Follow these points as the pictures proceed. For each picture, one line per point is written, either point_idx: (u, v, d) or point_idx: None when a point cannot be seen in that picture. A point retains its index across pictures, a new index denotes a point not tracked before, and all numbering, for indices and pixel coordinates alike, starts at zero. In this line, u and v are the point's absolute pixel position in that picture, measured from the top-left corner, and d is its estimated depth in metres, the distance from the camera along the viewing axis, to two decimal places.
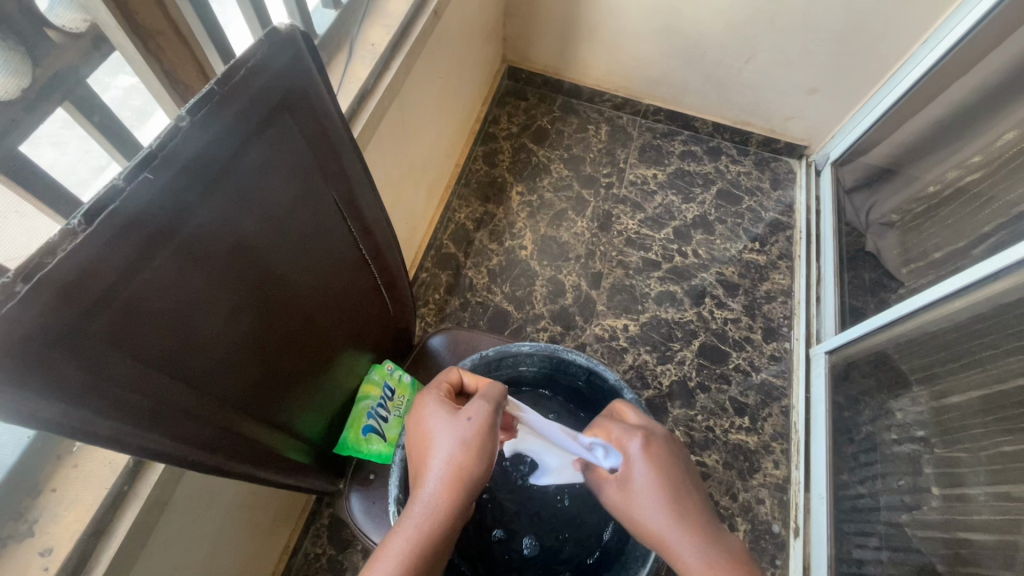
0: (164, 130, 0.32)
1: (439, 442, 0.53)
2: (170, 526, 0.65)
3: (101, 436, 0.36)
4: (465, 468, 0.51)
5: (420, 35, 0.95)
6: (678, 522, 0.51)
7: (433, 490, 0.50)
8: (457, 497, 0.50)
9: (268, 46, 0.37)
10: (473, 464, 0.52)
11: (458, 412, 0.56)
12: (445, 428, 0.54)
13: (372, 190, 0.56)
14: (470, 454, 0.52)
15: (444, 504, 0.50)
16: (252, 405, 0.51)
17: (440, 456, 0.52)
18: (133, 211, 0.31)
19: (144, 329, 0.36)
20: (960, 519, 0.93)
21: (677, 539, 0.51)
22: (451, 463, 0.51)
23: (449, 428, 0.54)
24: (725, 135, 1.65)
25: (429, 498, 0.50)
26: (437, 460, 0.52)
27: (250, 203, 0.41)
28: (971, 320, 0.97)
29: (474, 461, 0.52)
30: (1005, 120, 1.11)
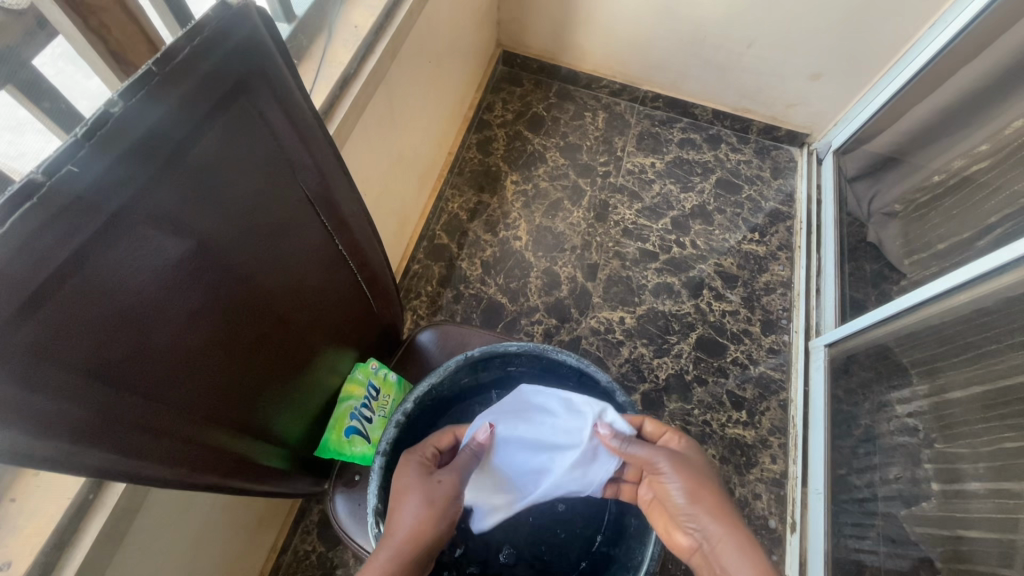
0: (94, 117, 0.29)
1: (409, 500, 0.53)
2: (143, 533, 0.62)
3: (35, 455, 0.33)
4: (429, 532, 0.52)
5: (407, 16, 0.91)
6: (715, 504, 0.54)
7: (397, 543, 0.51)
8: (410, 555, 0.51)
9: (217, 22, 0.33)
10: (436, 524, 0.53)
11: (430, 473, 0.56)
12: (413, 485, 0.54)
13: (347, 182, 0.53)
14: (435, 510, 0.53)
15: (404, 556, 0.51)
16: (220, 413, 0.48)
17: (407, 513, 0.52)
18: (58, 207, 0.28)
19: (82, 338, 0.32)
20: (959, 516, 0.91)
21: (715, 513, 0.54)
22: (413, 529, 0.52)
23: (419, 488, 0.54)
24: (725, 122, 1.61)
25: (391, 547, 0.51)
26: (402, 515, 0.52)
27: (204, 197, 0.38)
28: (975, 315, 0.94)
29: (436, 520, 0.53)
30: (1014, 108, 1.06)
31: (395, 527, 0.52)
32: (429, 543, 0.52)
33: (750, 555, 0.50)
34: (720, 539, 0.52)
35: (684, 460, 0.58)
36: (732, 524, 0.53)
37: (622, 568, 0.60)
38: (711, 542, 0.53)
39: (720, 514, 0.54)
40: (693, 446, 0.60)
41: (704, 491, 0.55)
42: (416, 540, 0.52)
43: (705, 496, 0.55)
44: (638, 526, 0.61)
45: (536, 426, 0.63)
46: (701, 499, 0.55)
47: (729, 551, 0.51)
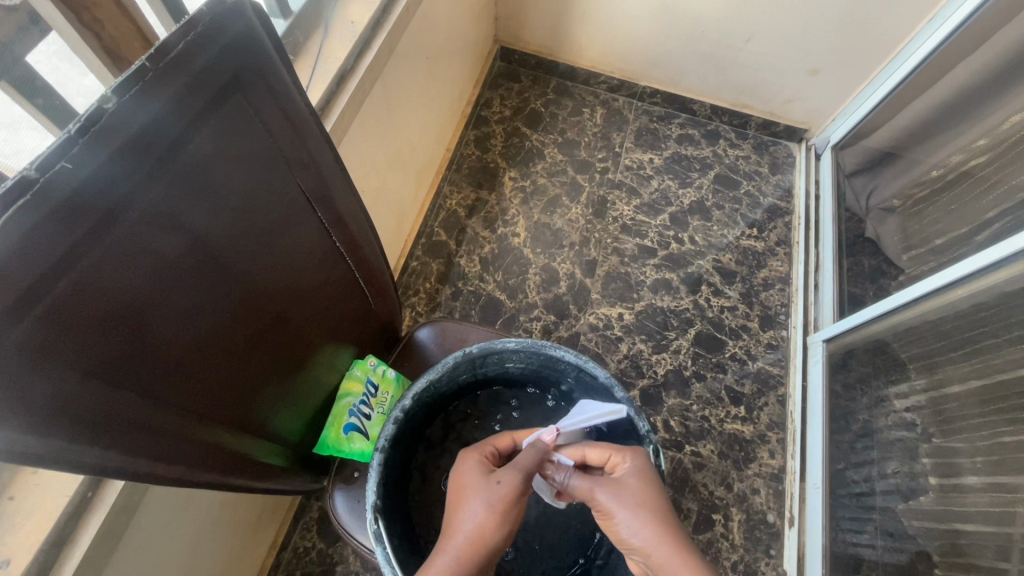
0: (88, 114, 0.29)
1: (471, 505, 0.52)
2: (143, 530, 0.62)
3: (32, 453, 0.33)
4: (491, 534, 0.51)
5: (403, 12, 0.90)
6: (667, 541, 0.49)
7: (458, 550, 0.50)
8: (475, 560, 0.50)
9: (210, 18, 0.33)
10: (499, 530, 0.51)
11: (491, 474, 0.55)
12: (476, 489, 0.53)
13: (343, 178, 0.53)
14: (498, 514, 0.52)
15: (467, 566, 0.49)
16: (218, 410, 0.48)
17: (469, 516, 0.52)
18: (54, 203, 0.28)
19: (80, 335, 0.32)
20: (956, 510, 0.91)
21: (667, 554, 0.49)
22: (474, 531, 0.51)
23: (480, 490, 0.53)
24: (724, 118, 1.60)
25: (452, 553, 0.49)
26: (467, 522, 0.51)
27: (201, 194, 0.38)
28: (972, 309, 0.94)
29: (500, 525, 0.51)
30: (1011, 102, 1.06)
31: (459, 532, 0.51)
32: (489, 552, 0.51)
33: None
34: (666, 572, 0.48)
35: (621, 487, 0.53)
36: (679, 555, 0.48)
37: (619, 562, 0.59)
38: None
39: (666, 543, 0.49)
40: (636, 465, 0.55)
41: (654, 528, 0.50)
42: (476, 548, 0.50)
43: (657, 533, 0.50)
44: None
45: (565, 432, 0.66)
46: (644, 529, 0.50)
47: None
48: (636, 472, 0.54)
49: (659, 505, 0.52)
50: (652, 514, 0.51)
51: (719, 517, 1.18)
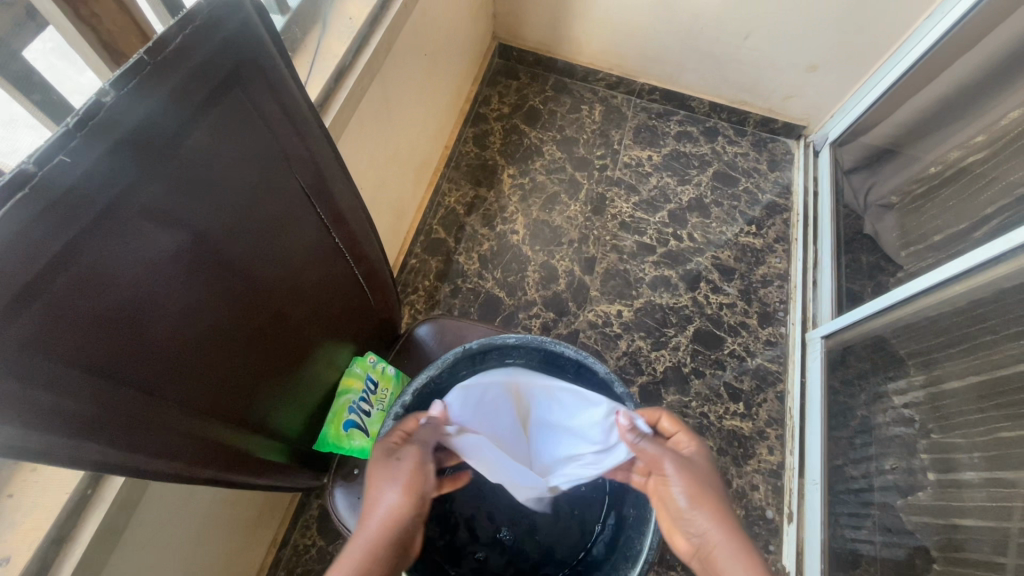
0: (85, 106, 0.29)
1: (383, 488, 0.56)
2: (143, 528, 0.62)
3: (32, 450, 0.33)
4: (404, 507, 0.56)
5: (402, 8, 0.90)
6: (724, 525, 0.55)
7: (375, 531, 0.54)
8: (392, 532, 0.54)
9: (208, 9, 0.33)
10: (409, 501, 0.56)
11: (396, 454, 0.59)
12: (383, 472, 0.57)
13: (343, 174, 0.53)
14: (405, 491, 0.56)
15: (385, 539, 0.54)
16: (218, 406, 0.48)
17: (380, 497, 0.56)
18: (52, 198, 0.28)
19: (77, 333, 0.32)
20: (954, 505, 0.92)
21: (722, 535, 0.55)
22: (387, 508, 0.55)
23: (386, 471, 0.57)
24: (722, 115, 1.60)
25: (370, 535, 0.54)
26: (380, 504, 0.55)
27: (199, 189, 0.38)
28: (971, 305, 0.94)
29: (411, 502, 0.56)
30: (1009, 99, 1.07)
31: (374, 515, 0.55)
32: (404, 528, 0.55)
33: (743, 557, 0.53)
34: (717, 545, 0.54)
35: (689, 464, 0.60)
36: (733, 535, 0.55)
37: (619, 557, 0.60)
38: (708, 549, 0.55)
39: (719, 518, 0.56)
40: (699, 450, 0.62)
41: (712, 507, 0.57)
42: (391, 526, 0.55)
43: (714, 512, 0.56)
44: (635, 515, 0.61)
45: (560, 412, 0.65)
46: (701, 502, 0.57)
47: (725, 553, 0.53)
48: (699, 456, 0.61)
49: (716, 488, 0.59)
50: (708, 493, 0.58)
51: None
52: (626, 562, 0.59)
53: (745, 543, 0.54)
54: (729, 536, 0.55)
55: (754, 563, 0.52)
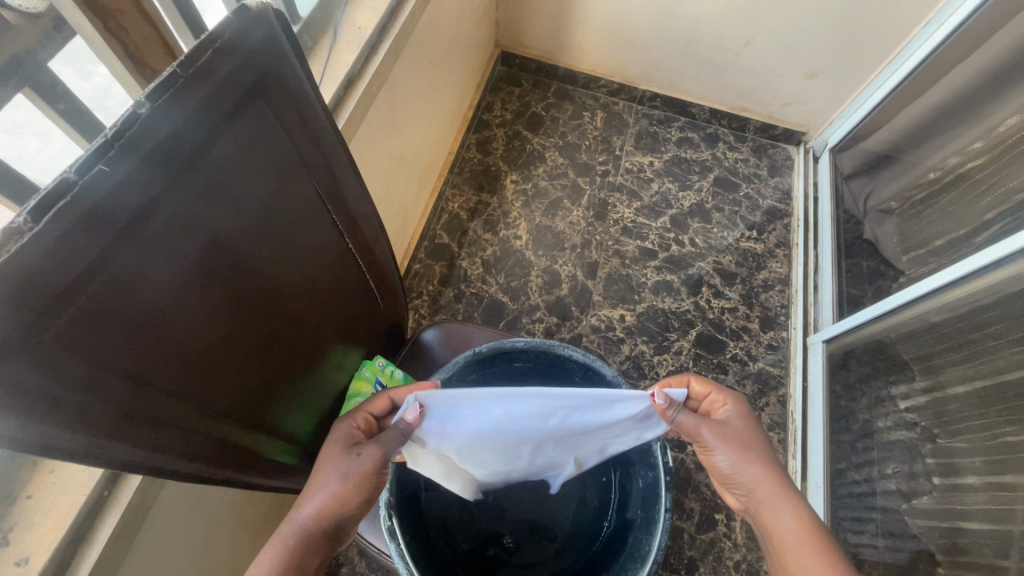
0: (122, 117, 0.30)
1: (328, 478, 0.53)
2: (156, 530, 0.63)
3: (63, 450, 0.34)
4: (343, 506, 0.53)
5: (409, 17, 0.91)
6: (774, 483, 0.55)
7: (307, 521, 0.52)
8: (324, 526, 0.53)
9: (237, 24, 0.34)
10: (352, 500, 0.53)
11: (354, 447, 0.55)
12: (336, 463, 0.54)
13: (357, 181, 0.54)
14: (353, 488, 0.53)
15: (314, 532, 0.52)
16: (236, 408, 0.49)
17: (323, 490, 0.53)
18: (88, 207, 0.29)
19: (108, 335, 0.33)
20: (956, 508, 0.92)
21: (771, 495, 0.54)
22: (327, 503, 0.52)
23: (338, 464, 0.54)
24: (723, 121, 1.62)
25: (302, 522, 0.52)
26: (320, 495, 0.52)
27: (224, 196, 0.39)
28: (974, 310, 0.95)
29: (354, 500, 0.53)
30: (1007, 105, 1.08)
31: (313, 504, 0.53)
32: (340, 519, 0.53)
33: (795, 515, 0.53)
34: (765, 502, 0.54)
35: (727, 430, 0.57)
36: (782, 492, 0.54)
37: (629, 558, 0.61)
38: (754, 507, 0.56)
39: (767, 477, 0.55)
40: (738, 410, 0.59)
41: (756, 462, 0.56)
42: (325, 518, 0.53)
43: (763, 471, 0.55)
44: (643, 516, 0.62)
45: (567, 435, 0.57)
46: (746, 467, 0.56)
47: (772, 510, 0.54)
48: (737, 416, 0.59)
49: (760, 447, 0.57)
50: (750, 454, 0.56)
51: (722, 518, 1.15)
52: (636, 562, 0.59)
53: (794, 499, 0.54)
54: (777, 494, 0.54)
55: (806, 519, 0.52)
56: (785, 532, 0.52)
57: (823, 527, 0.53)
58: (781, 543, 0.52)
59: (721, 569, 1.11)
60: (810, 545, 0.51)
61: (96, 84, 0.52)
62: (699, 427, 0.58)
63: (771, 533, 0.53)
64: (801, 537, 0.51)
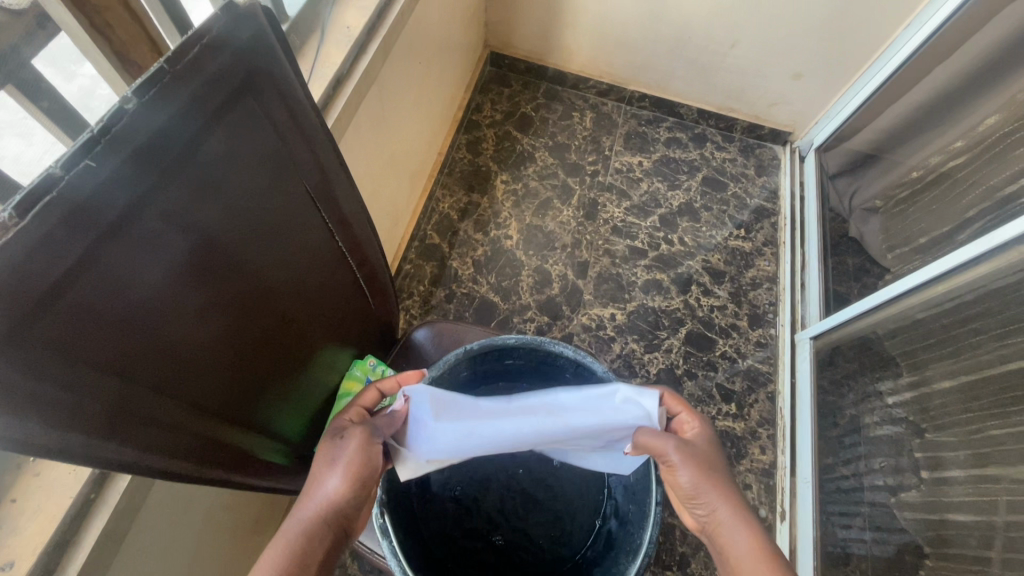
0: (109, 113, 0.30)
1: (324, 471, 0.53)
2: (144, 534, 0.62)
3: (50, 449, 0.34)
4: (341, 495, 0.52)
5: (397, 18, 0.91)
6: (729, 503, 0.55)
7: (308, 517, 0.51)
8: (327, 520, 0.51)
9: (224, 20, 0.34)
10: (349, 488, 0.52)
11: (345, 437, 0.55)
12: (328, 455, 0.54)
13: (347, 179, 0.54)
14: (347, 476, 0.52)
15: (318, 526, 0.51)
16: (226, 406, 0.48)
17: (320, 483, 0.52)
18: (74, 203, 0.29)
19: (96, 334, 0.33)
20: (942, 501, 0.94)
21: (726, 515, 0.55)
22: (326, 494, 0.52)
23: (331, 455, 0.54)
24: (710, 121, 1.64)
25: (304, 520, 0.51)
26: (317, 488, 0.52)
27: (214, 193, 0.39)
28: (957, 305, 0.98)
29: (351, 488, 0.52)
30: (986, 106, 1.12)
31: (312, 500, 0.52)
32: (342, 512, 0.52)
33: (749, 537, 0.53)
34: (723, 518, 0.55)
35: (692, 447, 0.58)
36: (736, 511, 0.55)
37: (621, 553, 0.61)
38: (710, 524, 0.56)
39: (724, 498, 0.55)
40: (702, 430, 0.60)
41: (710, 479, 0.56)
42: (326, 510, 0.52)
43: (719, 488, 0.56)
44: (634, 511, 0.62)
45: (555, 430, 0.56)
46: (704, 483, 0.56)
47: (728, 531, 0.54)
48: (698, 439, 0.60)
49: (721, 470, 0.58)
50: (708, 473, 0.57)
51: None
52: (626, 557, 0.60)
53: (751, 520, 0.54)
54: (733, 513, 0.55)
55: (758, 539, 0.53)
56: (739, 554, 0.53)
57: (775, 548, 0.53)
58: (732, 564, 0.53)
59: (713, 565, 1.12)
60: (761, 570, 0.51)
61: (80, 84, 0.52)
62: (665, 443, 0.56)
63: (724, 552, 0.54)
64: (753, 560, 0.52)
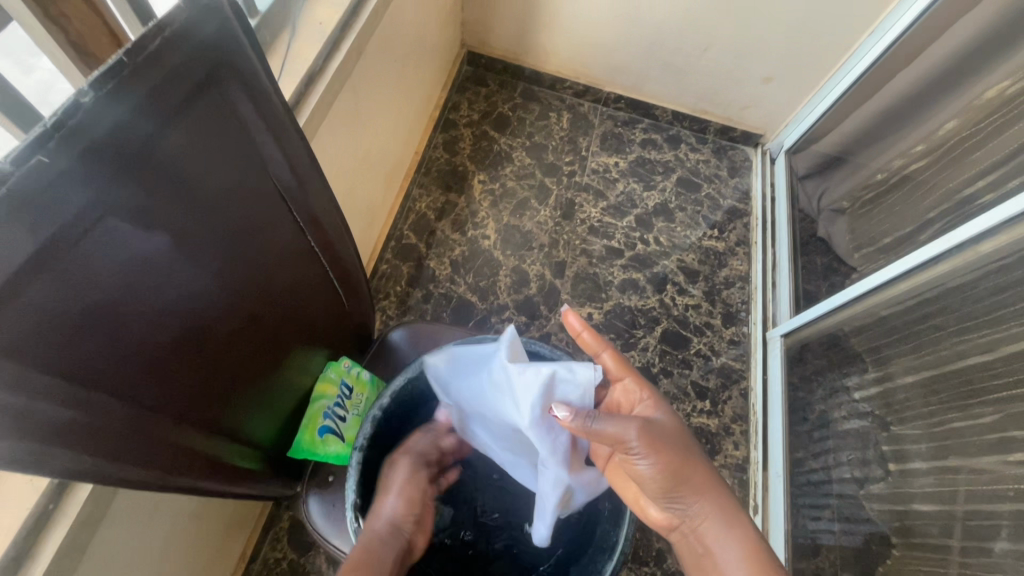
0: (63, 106, 0.29)
1: (388, 493, 0.61)
2: (105, 544, 0.60)
3: (5, 456, 0.32)
4: (406, 512, 0.60)
5: (372, 14, 0.90)
6: (703, 496, 0.60)
7: (379, 528, 0.57)
8: (394, 535, 0.58)
9: (187, 14, 0.33)
10: (413, 506, 0.61)
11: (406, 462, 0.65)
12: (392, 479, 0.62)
13: (318, 178, 0.53)
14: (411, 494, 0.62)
15: (389, 536, 0.57)
16: (191, 411, 0.47)
17: (392, 500, 0.60)
18: (23, 202, 0.27)
19: (51, 336, 0.32)
20: (905, 492, 0.97)
21: (705, 511, 0.59)
22: (395, 510, 0.60)
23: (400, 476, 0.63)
24: (684, 123, 1.66)
25: (378, 528, 0.57)
26: (385, 505, 0.60)
27: (177, 191, 0.38)
28: (919, 302, 1.01)
29: (413, 505, 0.61)
30: (944, 112, 1.17)
31: (379, 515, 0.59)
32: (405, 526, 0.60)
33: (741, 540, 0.58)
34: (705, 505, 0.59)
35: (656, 429, 0.60)
36: (714, 503, 0.59)
37: (597, 551, 0.62)
38: (691, 516, 0.60)
39: (704, 492, 0.60)
40: (655, 402, 0.65)
41: (683, 470, 0.60)
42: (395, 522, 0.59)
43: (690, 475, 0.60)
44: (611, 509, 0.63)
45: (501, 408, 0.65)
46: (677, 472, 0.59)
47: (713, 528, 0.59)
48: (666, 418, 0.63)
49: (690, 454, 0.61)
50: (679, 458, 0.60)
51: None
52: (603, 554, 0.60)
53: (724, 499, 0.60)
54: (715, 509, 0.59)
55: (750, 543, 0.58)
56: (731, 557, 0.57)
57: (764, 545, 0.57)
58: (725, 561, 0.57)
59: None
60: (756, 553, 0.57)
61: (39, 77, 0.50)
62: (625, 431, 0.59)
63: (712, 545, 0.59)
64: (746, 559, 0.57)
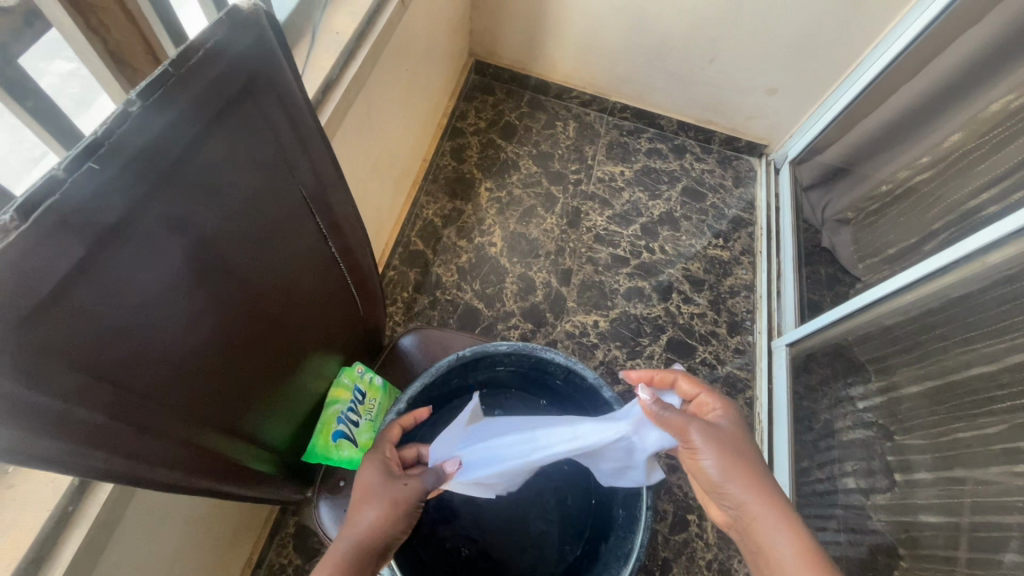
0: (112, 116, 0.29)
1: (368, 503, 0.55)
2: (120, 547, 0.60)
3: (44, 457, 0.33)
4: (384, 531, 0.54)
5: (386, 25, 0.92)
6: (758, 493, 0.56)
7: (348, 547, 0.52)
8: (366, 553, 0.53)
9: (227, 27, 0.34)
10: (393, 525, 0.55)
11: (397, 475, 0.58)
12: (376, 489, 0.56)
13: (342, 187, 0.54)
14: (395, 513, 0.55)
15: (357, 554, 0.52)
16: (215, 415, 0.48)
17: (367, 515, 0.54)
18: (73, 209, 0.28)
19: (94, 339, 0.33)
20: (910, 502, 0.98)
21: (760, 508, 0.55)
22: (370, 527, 0.54)
23: (386, 488, 0.56)
24: (690, 133, 1.67)
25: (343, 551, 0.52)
26: (360, 517, 0.54)
27: (212, 198, 0.39)
28: (924, 313, 1.02)
29: (392, 523, 0.55)
30: (947, 125, 1.19)
31: (351, 529, 0.54)
32: (382, 544, 0.54)
33: (795, 538, 0.53)
34: (757, 509, 0.55)
35: (715, 431, 0.59)
36: (769, 501, 0.55)
37: (613, 557, 0.63)
38: (746, 516, 0.56)
39: (757, 490, 0.56)
40: (725, 413, 0.61)
41: (738, 467, 0.57)
42: (372, 537, 0.54)
43: (744, 471, 0.57)
44: (625, 515, 0.64)
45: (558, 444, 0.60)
46: (734, 472, 0.57)
47: (767, 527, 0.54)
48: (727, 423, 0.61)
49: (745, 457, 0.58)
50: (734, 458, 0.58)
51: (695, 518, 1.17)
52: (618, 562, 0.62)
53: (784, 509, 0.55)
54: (770, 510, 0.55)
55: (802, 540, 0.53)
56: (784, 555, 0.52)
57: (819, 546, 0.52)
58: (779, 560, 0.53)
59: (695, 569, 1.13)
60: (811, 554, 0.52)
61: (49, 81, 0.49)
62: (688, 426, 0.59)
63: (765, 544, 0.54)
64: (799, 558, 0.52)
